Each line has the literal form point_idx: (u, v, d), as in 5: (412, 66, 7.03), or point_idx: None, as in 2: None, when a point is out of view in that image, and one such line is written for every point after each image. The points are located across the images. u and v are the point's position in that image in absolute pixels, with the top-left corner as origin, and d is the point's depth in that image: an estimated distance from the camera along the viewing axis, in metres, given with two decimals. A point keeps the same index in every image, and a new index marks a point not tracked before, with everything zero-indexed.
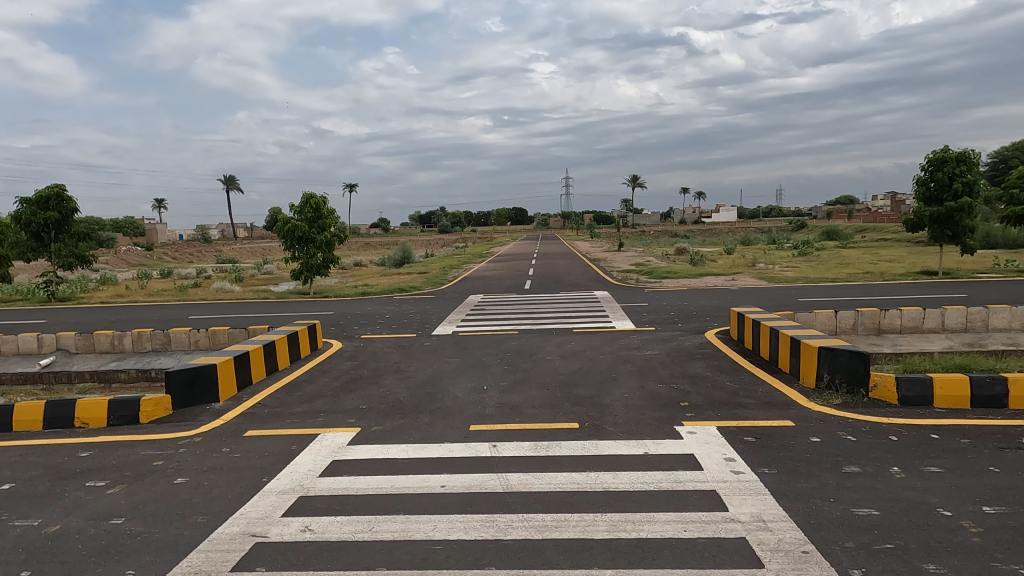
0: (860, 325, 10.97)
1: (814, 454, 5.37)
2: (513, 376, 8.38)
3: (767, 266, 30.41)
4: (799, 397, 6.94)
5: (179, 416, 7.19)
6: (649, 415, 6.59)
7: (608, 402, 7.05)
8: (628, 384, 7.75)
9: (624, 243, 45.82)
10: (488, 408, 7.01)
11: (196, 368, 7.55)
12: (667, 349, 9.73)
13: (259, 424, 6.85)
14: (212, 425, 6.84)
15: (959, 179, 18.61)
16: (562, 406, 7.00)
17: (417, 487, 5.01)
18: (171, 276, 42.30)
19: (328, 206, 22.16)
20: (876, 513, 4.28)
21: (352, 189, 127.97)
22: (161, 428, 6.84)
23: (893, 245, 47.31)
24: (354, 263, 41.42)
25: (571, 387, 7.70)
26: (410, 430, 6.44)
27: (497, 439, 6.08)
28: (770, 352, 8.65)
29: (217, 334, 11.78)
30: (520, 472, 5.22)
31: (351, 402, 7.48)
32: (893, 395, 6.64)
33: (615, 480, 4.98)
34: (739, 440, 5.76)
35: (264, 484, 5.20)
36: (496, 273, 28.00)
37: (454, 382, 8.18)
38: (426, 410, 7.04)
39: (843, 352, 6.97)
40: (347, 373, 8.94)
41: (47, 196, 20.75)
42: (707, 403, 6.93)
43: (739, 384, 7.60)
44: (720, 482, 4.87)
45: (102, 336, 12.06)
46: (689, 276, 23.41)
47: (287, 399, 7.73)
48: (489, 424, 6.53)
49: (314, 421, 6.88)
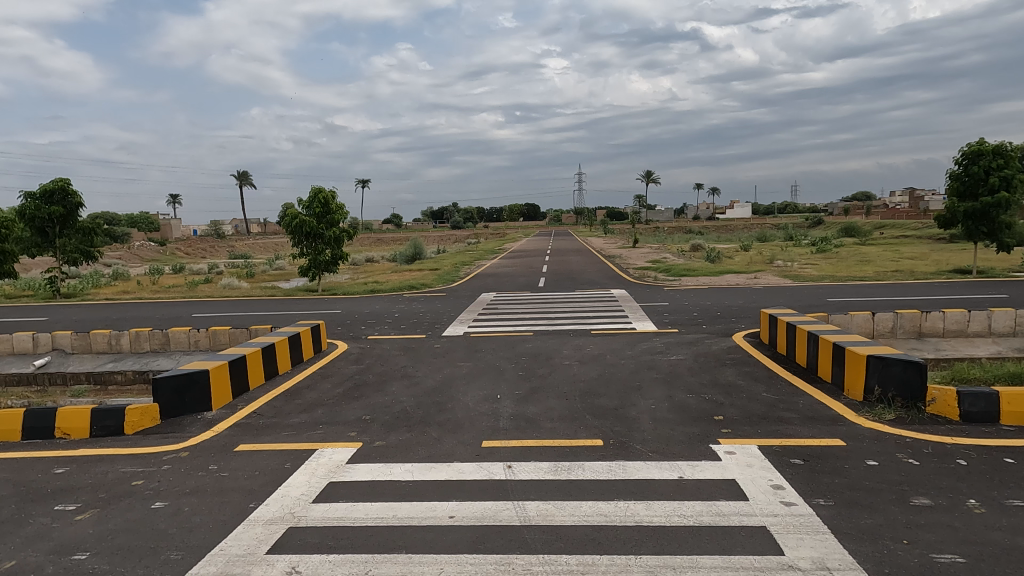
0: (899, 328, 10.25)
1: (874, 482, 4.71)
2: (529, 383, 7.75)
3: (787, 263, 29.60)
4: (847, 412, 6.24)
5: (168, 427, 6.63)
6: (680, 430, 5.94)
7: (633, 415, 6.41)
8: (655, 394, 7.10)
9: (638, 239, 44.85)
10: (503, 421, 6.39)
11: (187, 375, 6.97)
12: (694, 354, 9.07)
13: (252, 438, 6.27)
14: (202, 438, 6.28)
15: (996, 173, 17.69)
16: (583, 419, 6.37)
17: (421, 518, 4.40)
18: (182, 271, 42.12)
19: (337, 201, 21.60)
20: (962, 561, 3.62)
21: (363, 185, 128.32)
22: (147, 441, 6.28)
23: (916, 243, 45.95)
24: (364, 260, 40.88)
25: (592, 397, 7.07)
26: (416, 446, 5.83)
27: (512, 458, 5.46)
28: (808, 359, 7.96)
29: (217, 333, 11.25)
30: (538, 500, 4.60)
31: (352, 412, 6.89)
32: (954, 411, 5.92)
33: (649, 513, 4.34)
34: (785, 463, 5.11)
35: (251, 512, 4.62)
36: (509, 270, 27.31)
37: (465, 390, 7.57)
38: (433, 422, 6.43)
39: (895, 362, 6.24)
40: (350, 379, 8.35)
41: (51, 189, 20.37)
42: (743, 417, 6.27)
43: (778, 395, 6.93)
44: (771, 516, 4.22)
45: (99, 335, 11.59)
46: (708, 273, 22.71)
47: (284, 408, 7.15)
48: (503, 439, 5.92)
49: (312, 434, 6.29)
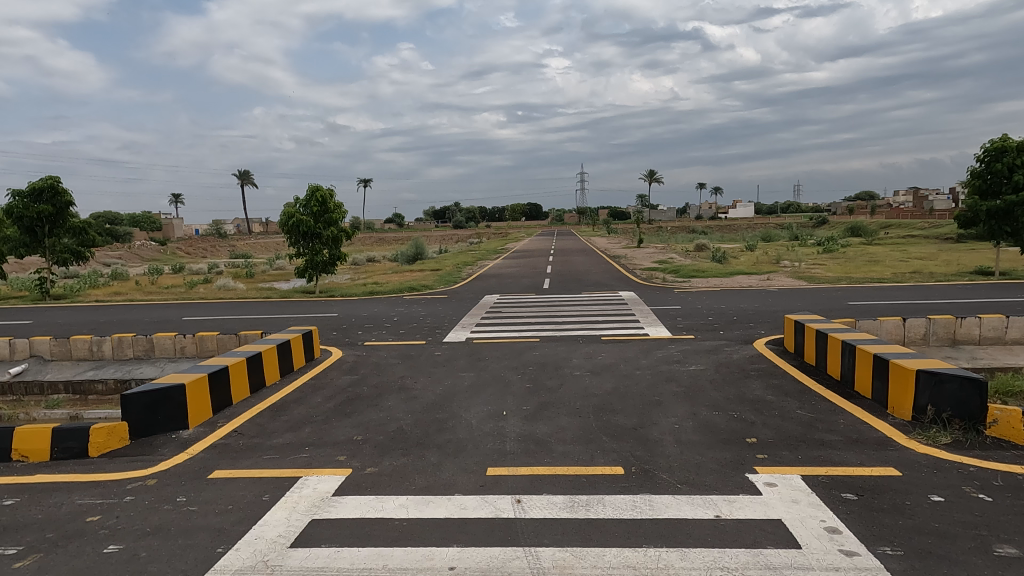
0: (932, 335, 9.57)
1: (946, 525, 4.03)
2: (537, 398, 7.08)
3: (795, 264, 29.01)
4: (897, 435, 5.55)
5: (138, 448, 5.96)
6: (710, 456, 5.27)
7: (656, 437, 5.74)
8: (677, 411, 6.43)
9: (644, 239, 44.04)
10: (509, 443, 5.72)
11: (160, 391, 6.27)
12: (715, 364, 8.38)
13: (230, 462, 5.60)
14: (174, 463, 5.61)
15: (1019, 170, 17.00)
16: (600, 441, 5.70)
17: (416, 570, 3.71)
18: (180, 271, 41.51)
19: (335, 200, 20.91)
20: None
21: (363, 184, 127.96)
22: (112, 466, 5.62)
23: (925, 243, 45.27)
24: (366, 260, 40.35)
25: (607, 414, 6.40)
26: (412, 474, 5.16)
27: (522, 489, 4.79)
28: (843, 372, 7.26)
29: (205, 339, 10.59)
30: (553, 546, 3.93)
31: (342, 432, 6.21)
32: (1021, 434, 5.23)
33: (685, 564, 3.66)
34: (836, 499, 4.44)
35: (218, 559, 3.95)
36: (514, 270, 26.86)
37: (468, 405, 6.89)
38: (432, 445, 5.76)
39: (950, 379, 5.56)
40: (343, 392, 7.68)
41: (40, 187, 19.72)
42: (780, 440, 5.59)
43: (814, 413, 6.24)
44: (831, 570, 3.55)
45: (79, 341, 10.92)
46: (718, 275, 22.02)
47: (268, 426, 6.48)
48: (510, 466, 5.25)
49: (297, 458, 5.62)
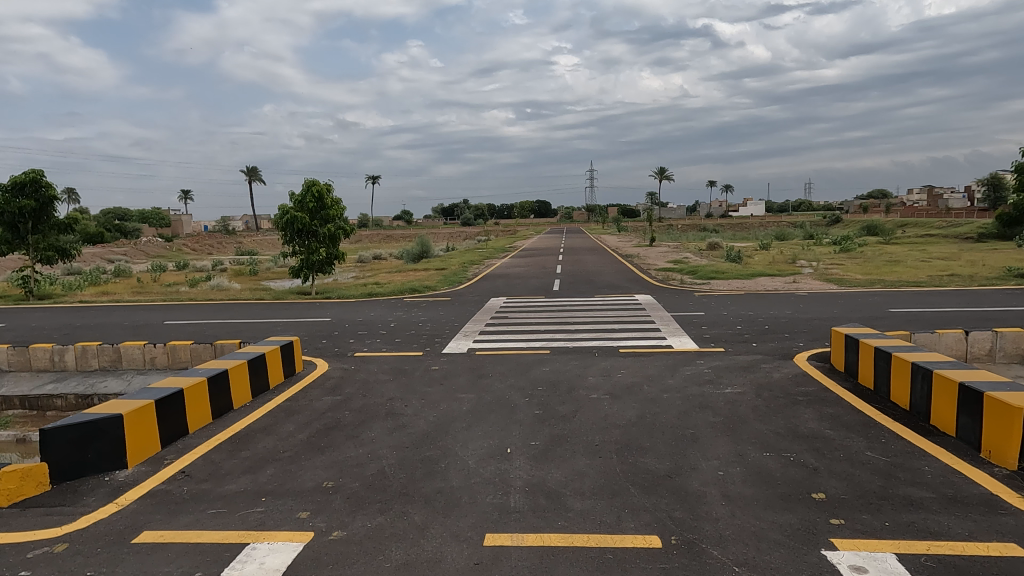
0: (998, 351, 8.37)
1: None
2: (547, 430, 5.94)
3: (815, 264, 27.76)
4: (1007, 492, 4.39)
5: (60, 496, 4.87)
6: (771, 521, 4.11)
7: (697, 490, 4.58)
8: (719, 452, 5.26)
9: (656, 236, 41.69)
10: (514, 497, 4.58)
11: (91, 423, 5.17)
12: (754, 385, 7.21)
13: (168, 517, 4.50)
14: (97, 518, 4.51)
15: None
16: (626, 495, 4.54)
17: None
18: (181, 267, 40.42)
19: (331, 195, 19.78)
20: None
21: (371, 181, 127.06)
22: (22, 520, 4.52)
23: (946, 241, 43.74)
24: (371, 258, 39.25)
25: (634, 455, 5.25)
26: (389, 541, 4.03)
27: (529, 570, 3.64)
28: (914, 401, 6.08)
29: (176, 349, 9.49)
30: None
31: (312, 476, 5.10)
32: None
33: None
34: None
35: None
36: (522, 269, 25.49)
37: (465, 440, 5.75)
38: (418, 497, 4.63)
39: None
40: (320, 419, 6.56)
41: (23, 180, 18.82)
42: (855, 496, 4.43)
43: (892, 457, 5.07)
44: None
45: (40, 350, 9.89)
46: (739, 276, 20.83)
47: (224, 466, 5.36)
48: (514, 531, 4.10)
49: (250, 513, 4.51)
